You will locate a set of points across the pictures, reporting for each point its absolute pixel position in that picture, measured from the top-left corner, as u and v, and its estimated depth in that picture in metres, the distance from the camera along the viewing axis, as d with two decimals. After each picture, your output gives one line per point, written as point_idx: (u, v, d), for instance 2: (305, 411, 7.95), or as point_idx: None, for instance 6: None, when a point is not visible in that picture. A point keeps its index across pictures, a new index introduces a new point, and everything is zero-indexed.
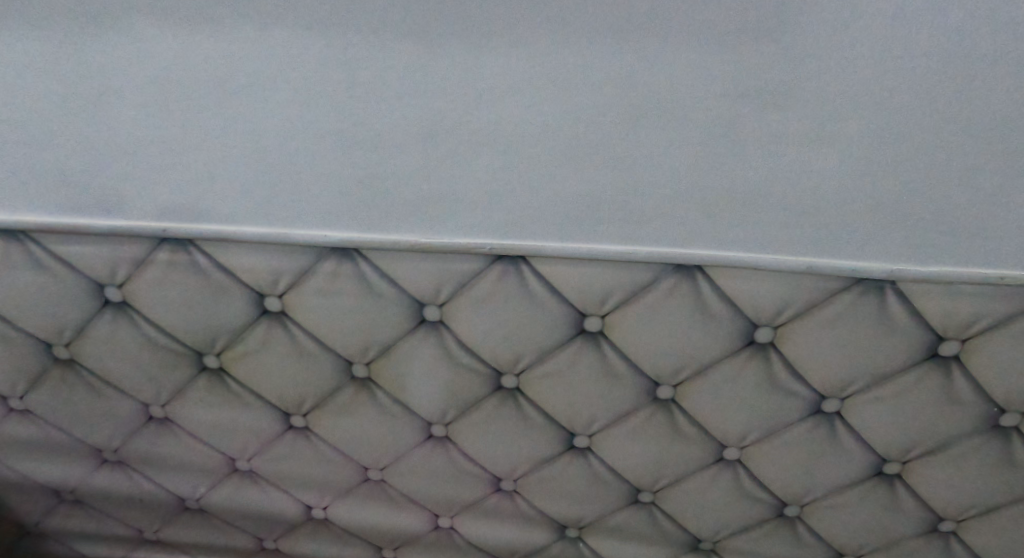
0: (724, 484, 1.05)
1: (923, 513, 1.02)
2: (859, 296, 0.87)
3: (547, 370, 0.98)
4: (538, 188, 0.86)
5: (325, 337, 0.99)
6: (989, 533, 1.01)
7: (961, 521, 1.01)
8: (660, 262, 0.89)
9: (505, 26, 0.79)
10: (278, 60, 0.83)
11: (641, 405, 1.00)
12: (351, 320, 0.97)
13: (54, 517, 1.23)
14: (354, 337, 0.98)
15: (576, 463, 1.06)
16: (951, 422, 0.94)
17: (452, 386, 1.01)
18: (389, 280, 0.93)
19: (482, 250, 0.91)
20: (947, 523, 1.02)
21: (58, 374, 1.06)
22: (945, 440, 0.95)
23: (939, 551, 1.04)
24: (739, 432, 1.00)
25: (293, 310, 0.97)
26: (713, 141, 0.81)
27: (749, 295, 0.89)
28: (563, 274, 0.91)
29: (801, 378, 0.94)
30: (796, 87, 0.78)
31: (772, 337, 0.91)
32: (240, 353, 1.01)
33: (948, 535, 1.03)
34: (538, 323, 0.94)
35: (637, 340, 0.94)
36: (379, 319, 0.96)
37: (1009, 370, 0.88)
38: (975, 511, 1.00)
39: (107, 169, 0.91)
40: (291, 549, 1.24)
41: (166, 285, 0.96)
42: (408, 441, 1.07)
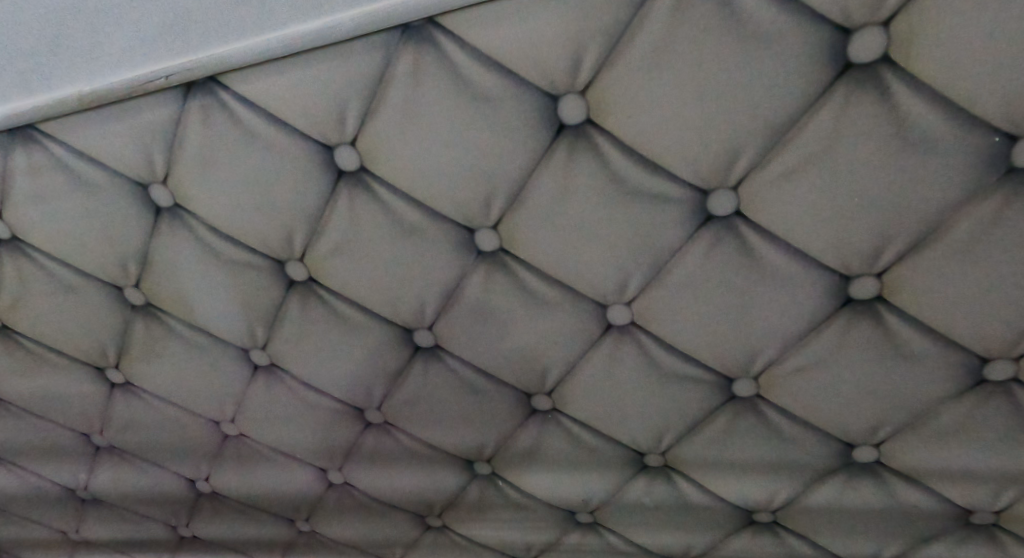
0: (626, 360, 0.81)
1: (951, 356, 0.74)
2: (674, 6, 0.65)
3: (315, 241, 0.80)
4: (240, 9, 0.73)
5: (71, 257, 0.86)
6: None
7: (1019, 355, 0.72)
8: (365, 32, 0.71)
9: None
10: None
11: (460, 268, 0.79)
12: (92, 225, 0.84)
13: None
14: (100, 245, 0.85)
15: (423, 368, 0.86)
16: (918, 185, 0.67)
17: (240, 291, 0.85)
18: (89, 158, 0.80)
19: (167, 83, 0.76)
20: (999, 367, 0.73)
21: None
22: (909, 233, 0.69)
23: (990, 405, 0.75)
24: (613, 281, 0.76)
25: (19, 233, 0.85)
26: None
27: (517, 47, 0.68)
28: (268, 85, 0.74)
29: (628, 179, 0.71)
30: None
31: (587, 110, 0.69)
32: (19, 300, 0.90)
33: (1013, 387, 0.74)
34: (286, 172, 0.77)
35: (394, 162, 0.74)
36: (120, 224, 0.83)
37: (939, 89, 0.63)
38: (1012, 332, 0.71)
39: None
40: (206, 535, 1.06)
41: None
42: (237, 376, 0.91)
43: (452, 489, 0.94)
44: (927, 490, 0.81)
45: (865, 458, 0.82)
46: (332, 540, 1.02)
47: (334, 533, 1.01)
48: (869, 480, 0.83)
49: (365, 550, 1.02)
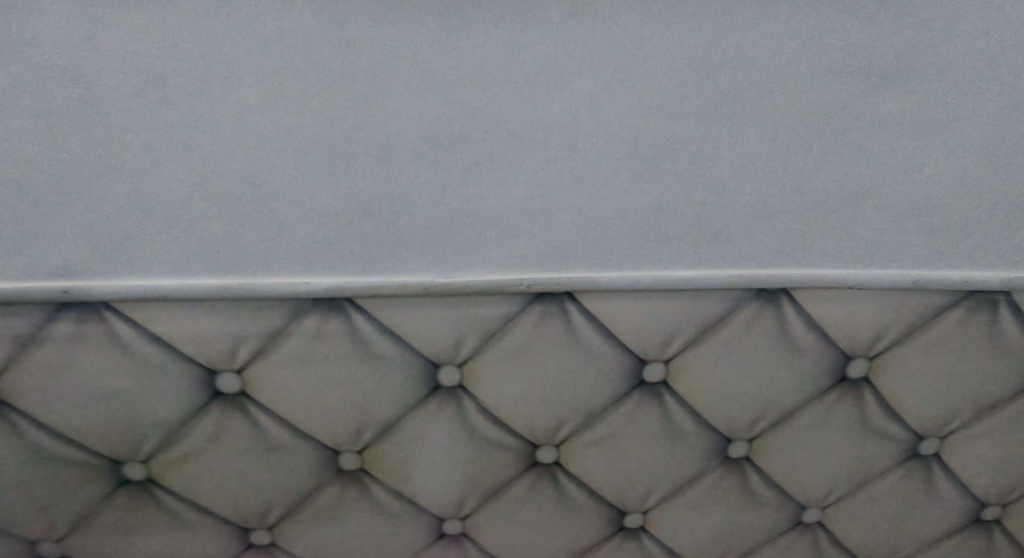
0: (804, 550, 0.89)
1: None
2: (968, 313, 0.74)
3: (600, 447, 0.79)
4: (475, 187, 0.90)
5: (296, 450, 0.75)
6: None
7: None
8: (741, 290, 0.72)
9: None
10: (221, 56, 0.60)
11: (707, 469, 0.81)
12: (348, 420, 0.74)
13: None
14: (348, 436, 0.75)
15: (624, 547, 0.85)
16: None
17: (474, 472, 0.78)
18: (395, 336, 0.71)
19: (516, 287, 0.70)
20: None
21: None
22: None
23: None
24: (827, 488, 0.84)
25: (259, 389, 0.72)
26: (803, 143, 0.66)
27: (841, 323, 0.74)
28: (618, 310, 0.72)
29: (879, 441, 0.81)
30: (905, 68, 0.64)
31: (867, 370, 0.76)
32: (200, 469, 0.75)
33: None
34: (581, 391, 0.75)
35: (690, 397, 0.77)
36: (374, 391, 0.73)
37: None
38: None
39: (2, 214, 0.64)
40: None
41: (72, 370, 0.69)
42: (415, 546, 0.82)
43: None
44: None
45: None
46: None
47: None
48: None
49: None
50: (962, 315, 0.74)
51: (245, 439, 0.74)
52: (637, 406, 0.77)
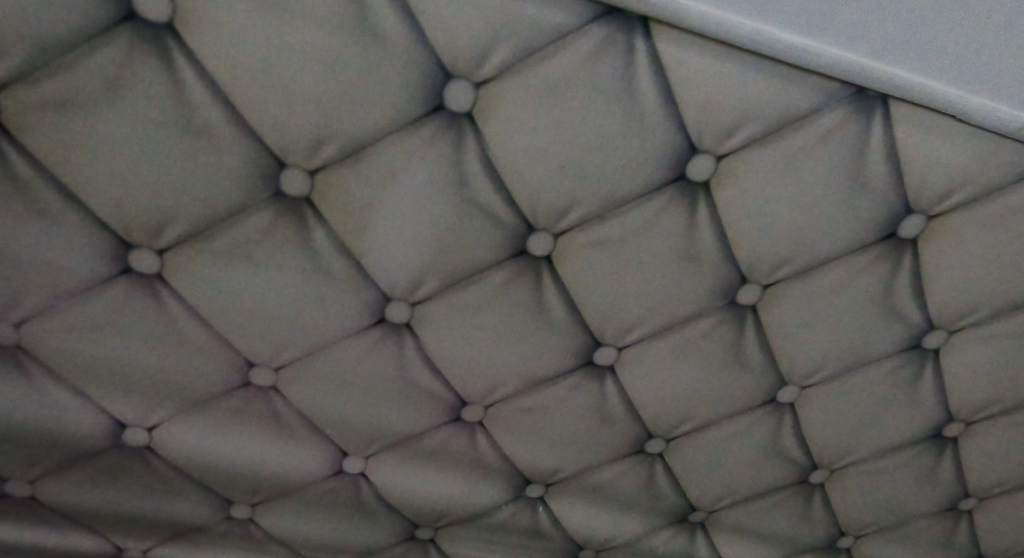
0: (761, 434, 0.80)
1: (952, 489, 0.87)
2: None
3: (607, 252, 0.64)
4: None
5: (224, 144, 0.54)
6: (999, 520, 0.90)
7: (984, 499, 0.88)
8: (834, 81, 0.59)
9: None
10: None
11: (707, 311, 0.69)
12: (308, 119, 0.54)
13: None
14: (302, 142, 0.55)
15: (583, 386, 0.72)
16: None
17: (446, 246, 0.61)
18: (405, 12, 0.52)
19: None
20: (968, 501, 0.88)
21: None
22: (1007, 403, 0.80)
23: (939, 530, 0.90)
24: (817, 367, 0.74)
25: (196, 32, 0.50)
26: None
27: (922, 162, 0.62)
28: (692, 66, 0.56)
29: (892, 323, 0.72)
30: None
31: (919, 229, 0.66)
32: (81, 133, 0.52)
33: (958, 518, 0.90)
34: (610, 170, 0.59)
35: (727, 211, 0.63)
36: (353, 88, 0.53)
37: None
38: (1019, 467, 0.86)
39: None
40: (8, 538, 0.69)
41: None
42: (342, 327, 0.64)
43: (490, 504, 0.79)
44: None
45: (839, 543, 0.91)
46: (269, 535, 0.76)
47: (285, 529, 0.75)
48: None
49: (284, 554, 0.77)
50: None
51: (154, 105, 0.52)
52: (666, 206, 0.62)
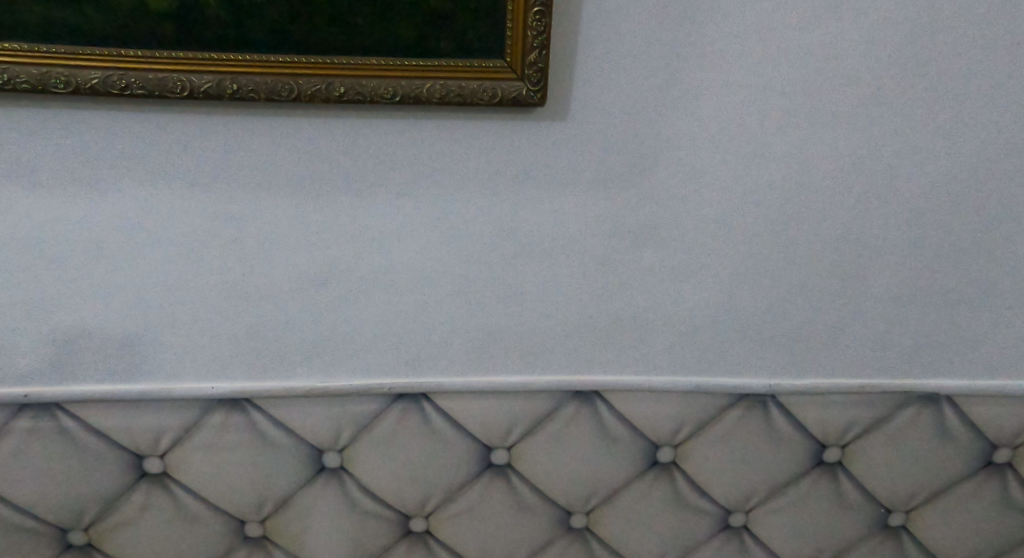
0: (663, 495, 0.93)
1: (875, 509, 0.94)
2: (764, 251, 0.83)
3: (461, 382, 0.87)
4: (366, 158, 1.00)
5: (179, 377, 0.85)
6: (943, 526, 0.94)
7: (912, 511, 0.94)
8: (561, 237, 0.82)
9: (187, 68, 0.70)
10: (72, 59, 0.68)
11: (559, 404, 0.88)
12: (227, 348, 0.84)
13: None
14: (228, 365, 0.84)
15: (492, 486, 0.92)
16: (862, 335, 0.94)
17: (343, 404, 0.87)
18: (258, 283, 0.81)
19: (362, 237, 0.81)
20: (896, 516, 0.94)
21: None
22: (867, 421, 0.89)
23: (886, 548, 0.96)
24: (675, 426, 0.89)
25: (141, 329, 0.82)
26: (592, 121, 0.78)
27: (653, 264, 0.84)
28: (454, 253, 0.82)
29: (715, 377, 0.88)
30: (666, 56, 0.76)
31: (689, 306, 0.85)
32: (96, 395, 0.84)
33: (902, 534, 0.95)
34: (431, 325, 0.85)
35: (530, 328, 0.86)
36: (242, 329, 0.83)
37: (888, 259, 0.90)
38: (928, 477, 0.91)
39: None
40: None
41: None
42: (296, 478, 0.90)
43: None
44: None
45: None
46: None
47: None
48: None
49: None
50: (763, 242, 0.83)
51: (131, 366, 0.84)
52: (486, 339, 0.86)
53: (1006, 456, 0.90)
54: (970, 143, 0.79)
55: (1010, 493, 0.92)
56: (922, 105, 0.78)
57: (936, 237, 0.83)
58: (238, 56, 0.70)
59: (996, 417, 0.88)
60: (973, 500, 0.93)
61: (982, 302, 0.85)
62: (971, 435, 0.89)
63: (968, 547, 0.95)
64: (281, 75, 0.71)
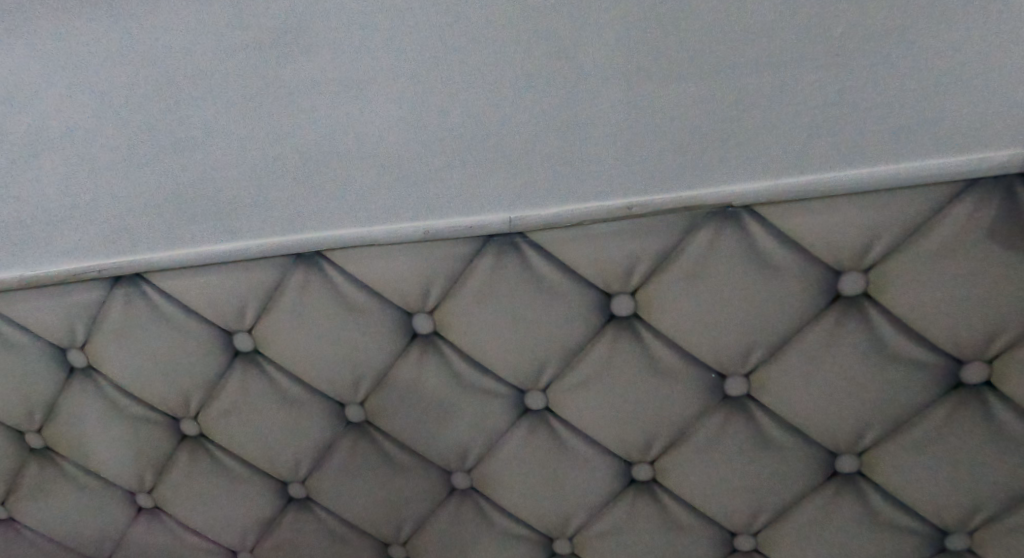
0: (436, 375, 0.77)
1: (703, 376, 0.72)
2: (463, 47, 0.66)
3: (172, 256, 0.76)
4: None
5: None
6: (805, 394, 0.70)
7: (754, 374, 0.70)
8: (223, 67, 0.70)
9: None
10: None
11: (285, 272, 0.76)
12: None
13: None
14: None
15: (248, 377, 0.81)
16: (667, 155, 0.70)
17: (65, 295, 0.80)
18: None
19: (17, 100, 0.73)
20: (735, 382, 0.71)
21: None
22: (651, 254, 0.68)
23: (736, 429, 0.73)
24: (420, 286, 0.74)
25: None
26: None
27: (338, 85, 0.69)
28: (116, 104, 0.72)
29: (452, 220, 0.71)
30: None
31: (398, 132, 0.69)
32: None
33: (750, 406, 0.72)
34: (124, 194, 0.75)
35: (222, 184, 0.74)
36: None
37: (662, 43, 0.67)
38: (758, 326, 0.68)
39: None
40: None
41: None
42: (53, 380, 0.85)
43: (269, 515, 0.89)
44: (701, 515, 0.77)
45: (642, 478, 0.78)
46: None
47: None
48: (647, 506, 0.78)
49: None
50: (452, 32, 0.66)
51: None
52: (183, 202, 0.75)
53: (859, 285, 0.65)
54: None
55: (881, 337, 0.66)
56: None
57: None
58: None
59: (827, 228, 0.65)
60: (833, 353, 0.68)
61: (761, 67, 0.63)
62: (796, 258, 0.66)
63: (850, 422, 0.70)
64: None
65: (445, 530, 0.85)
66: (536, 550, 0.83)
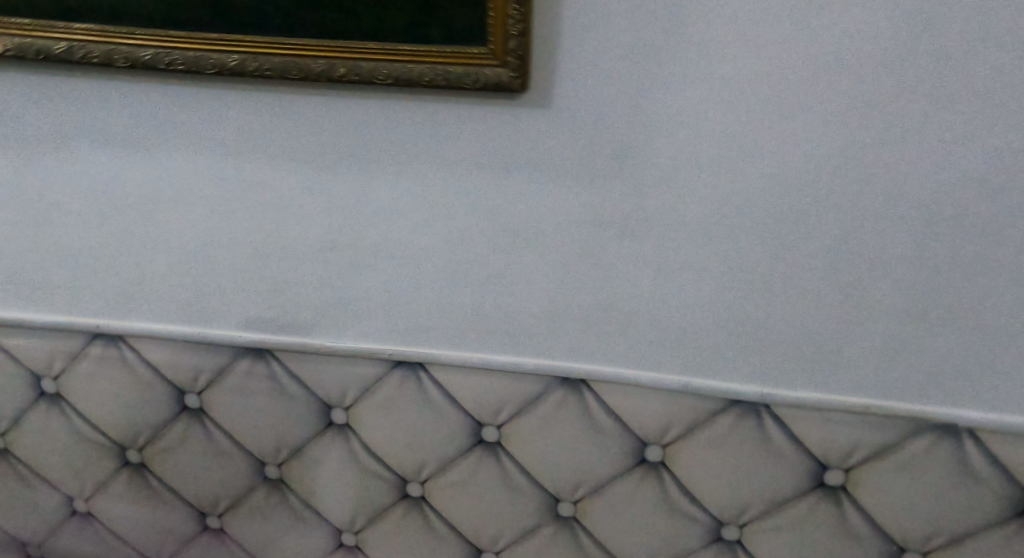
0: (650, 494, 0.92)
1: (885, 546, 0.86)
2: (765, 255, 0.79)
3: (455, 355, 0.90)
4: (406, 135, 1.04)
5: (211, 324, 0.94)
6: None
7: (928, 553, 0.85)
8: (553, 227, 0.81)
9: (207, 47, 0.73)
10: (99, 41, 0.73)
11: (547, 388, 0.89)
12: (248, 304, 0.91)
13: None
14: (251, 318, 0.92)
15: (483, 461, 0.95)
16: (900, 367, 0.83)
17: (349, 366, 0.93)
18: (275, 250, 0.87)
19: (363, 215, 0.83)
20: (910, 555, 0.86)
21: None
22: (874, 445, 0.82)
23: None
24: (662, 425, 0.87)
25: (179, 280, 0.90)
26: (589, 117, 0.76)
27: (649, 260, 0.81)
28: (448, 234, 0.83)
29: (707, 381, 0.85)
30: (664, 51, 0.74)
31: (687, 305, 0.83)
32: (143, 334, 0.94)
33: None
34: (428, 300, 0.87)
35: (517, 311, 0.86)
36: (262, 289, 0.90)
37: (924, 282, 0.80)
38: (946, 518, 0.83)
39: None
40: None
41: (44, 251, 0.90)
42: (310, 428, 0.98)
43: None
44: None
45: None
46: None
47: None
48: None
49: None
50: (760, 242, 0.79)
51: (161, 310, 0.93)
52: (479, 318, 0.87)
53: None
54: (990, 148, 0.72)
55: None
56: (941, 110, 0.72)
57: (958, 251, 0.76)
58: (248, 38, 0.72)
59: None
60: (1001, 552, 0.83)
61: (1008, 325, 0.77)
62: (994, 475, 0.81)
63: None
64: (287, 56, 0.72)
65: None
66: None
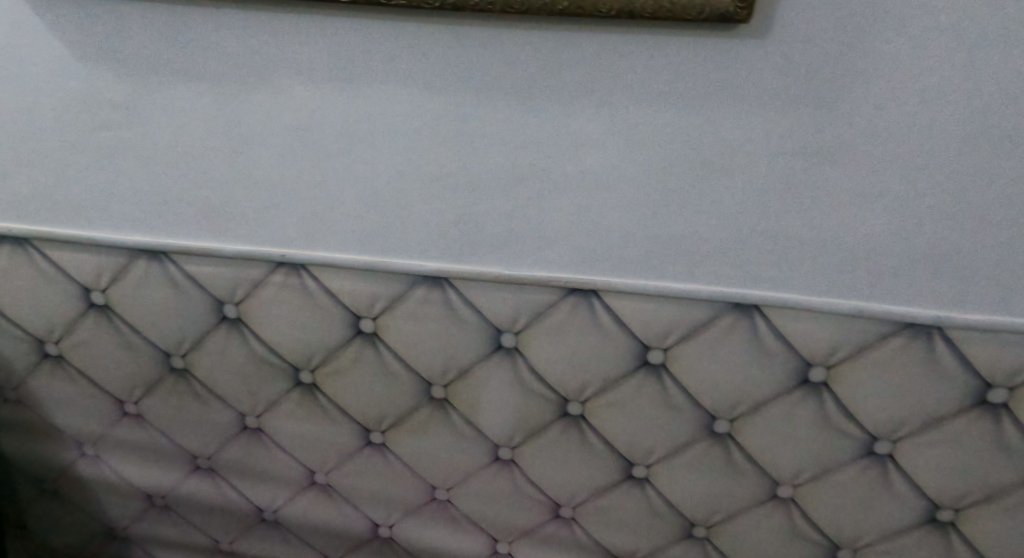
0: (808, 413, 0.97)
1: None
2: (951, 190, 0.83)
3: (630, 282, 0.94)
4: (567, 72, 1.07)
5: (392, 253, 0.98)
6: None
7: None
8: (746, 159, 0.85)
9: None
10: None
11: (719, 313, 0.94)
12: (434, 232, 0.96)
13: (103, 442, 1.18)
14: (434, 246, 0.97)
15: (646, 381, 1.01)
16: None
17: (525, 292, 0.98)
18: (468, 180, 0.91)
19: (560, 146, 0.88)
20: None
21: (159, 287, 1.03)
22: None
23: None
24: (831, 347, 0.93)
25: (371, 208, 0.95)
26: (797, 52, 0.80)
27: (836, 192, 0.85)
28: (639, 165, 0.87)
29: (880, 305, 0.90)
30: None
31: (868, 235, 0.87)
32: (327, 262, 0.99)
33: None
34: (612, 229, 0.92)
35: (699, 241, 0.91)
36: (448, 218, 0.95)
37: None
38: None
39: (204, 72, 0.89)
40: (327, 507, 1.22)
41: (244, 178, 0.95)
42: (478, 350, 1.04)
43: (607, 483, 1.11)
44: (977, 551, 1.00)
45: (941, 519, 1.00)
46: (461, 513, 1.19)
47: (467, 507, 1.18)
48: (935, 538, 1.01)
49: (480, 523, 1.19)
50: (949, 177, 0.82)
51: (348, 238, 0.98)
52: (660, 247, 0.92)
53: None
54: None
55: None
56: None
57: None
58: None
59: None
60: None
61: None
62: None
63: None
64: None
65: (753, 521, 1.08)
66: (825, 549, 1.07)
